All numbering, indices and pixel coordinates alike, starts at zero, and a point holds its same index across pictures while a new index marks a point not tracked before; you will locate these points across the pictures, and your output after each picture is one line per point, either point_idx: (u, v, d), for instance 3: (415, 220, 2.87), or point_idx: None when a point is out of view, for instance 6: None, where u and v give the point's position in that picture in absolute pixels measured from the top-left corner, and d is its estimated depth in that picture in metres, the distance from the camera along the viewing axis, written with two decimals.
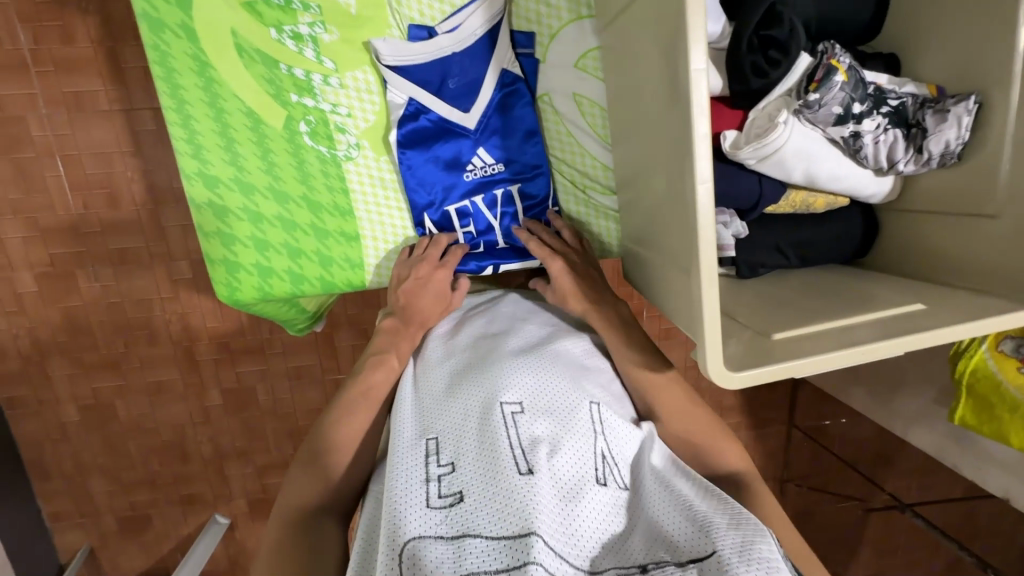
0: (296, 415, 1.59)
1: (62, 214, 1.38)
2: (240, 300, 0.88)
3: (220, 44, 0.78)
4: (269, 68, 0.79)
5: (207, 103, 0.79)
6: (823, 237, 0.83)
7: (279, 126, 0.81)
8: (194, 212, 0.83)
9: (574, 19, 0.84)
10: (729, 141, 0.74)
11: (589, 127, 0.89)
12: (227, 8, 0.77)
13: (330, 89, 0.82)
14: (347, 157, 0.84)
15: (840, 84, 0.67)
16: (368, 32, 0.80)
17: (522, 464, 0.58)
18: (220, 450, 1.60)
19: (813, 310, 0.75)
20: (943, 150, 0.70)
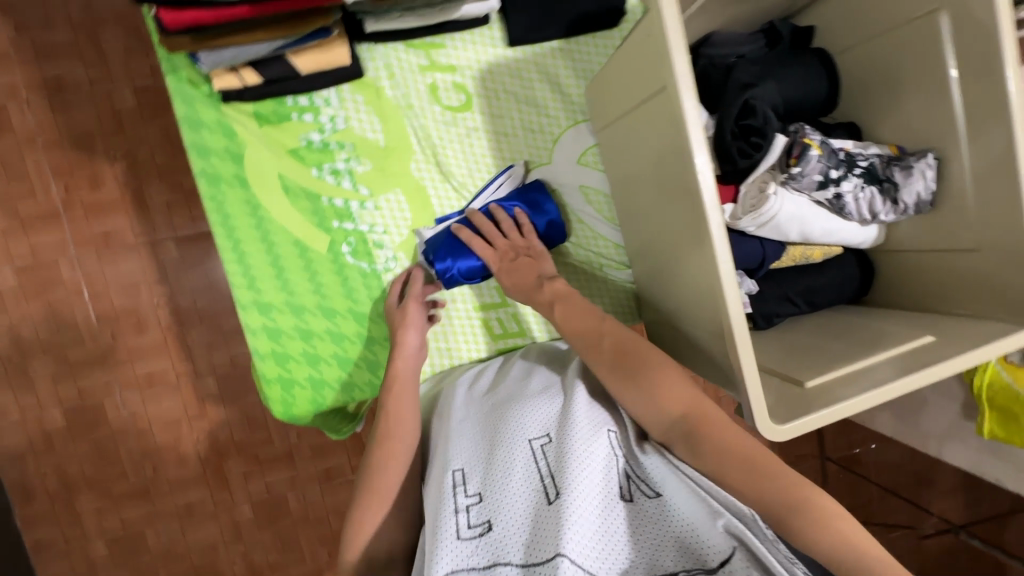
0: (329, 518, 1.57)
1: (92, 347, 1.43)
2: (295, 414, 0.92)
3: (269, 187, 0.87)
4: (312, 201, 0.89)
5: (258, 239, 0.88)
6: (826, 282, 0.91)
7: (324, 250, 0.90)
8: (250, 338, 0.89)
9: (573, 124, 0.97)
10: (728, 213, 0.84)
11: (596, 213, 0.99)
12: (274, 156, 0.87)
13: (366, 212, 0.91)
14: (385, 270, 0.93)
15: (816, 157, 0.78)
16: (397, 160, 0.91)
17: (549, 491, 0.59)
18: (253, 567, 1.56)
19: (833, 353, 0.81)
20: (916, 200, 0.79)
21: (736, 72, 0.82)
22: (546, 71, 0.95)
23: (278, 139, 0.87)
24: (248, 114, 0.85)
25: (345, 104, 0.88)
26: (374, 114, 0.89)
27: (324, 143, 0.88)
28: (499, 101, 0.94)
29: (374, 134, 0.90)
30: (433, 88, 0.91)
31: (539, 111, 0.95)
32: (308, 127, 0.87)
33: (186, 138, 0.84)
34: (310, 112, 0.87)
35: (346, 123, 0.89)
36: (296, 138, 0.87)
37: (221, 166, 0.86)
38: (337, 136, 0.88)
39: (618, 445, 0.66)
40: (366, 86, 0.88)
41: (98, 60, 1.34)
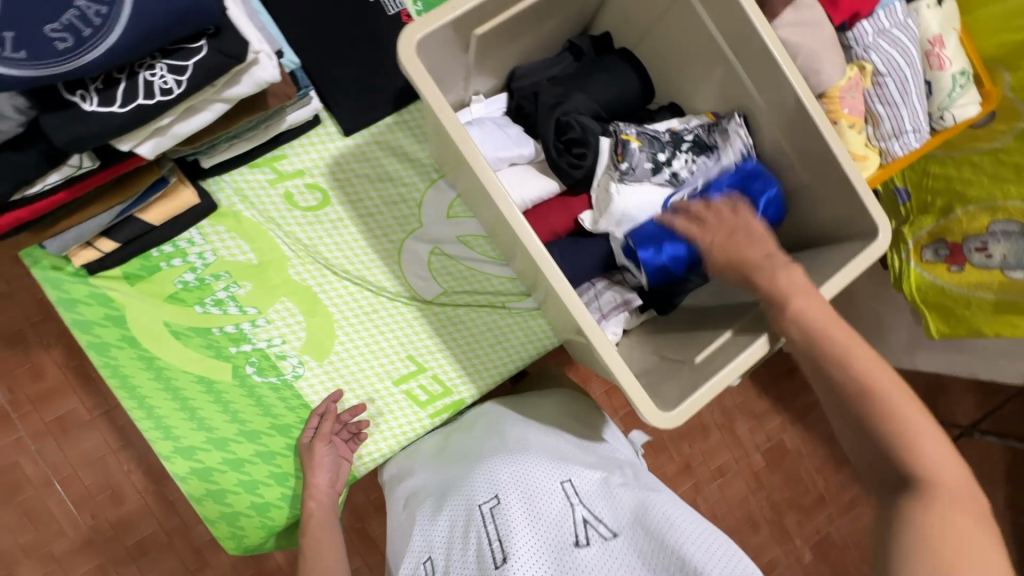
0: None
1: (76, 535, 1.41)
2: (251, 544, 0.92)
3: (159, 338, 0.90)
4: (204, 336, 0.92)
5: (161, 388, 0.89)
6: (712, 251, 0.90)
7: (229, 378, 0.92)
8: (183, 485, 0.90)
9: (431, 183, 1.00)
10: (587, 221, 0.88)
11: (482, 255, 1.01)
12: (155, 308, 0.90)
13: (260, 328, 0.93)
14: (295, 376, 0.94)
15: (638, 149, 0.82)
16: (273, 271, 0.94)
17: (499, 558, 0.70)
18: None
19: (720, 320, 0.83)
20: (741, 156, 0.85)
21: (541, 96, 0.88)
22: (391, 144, 0.98)
23: (157, 291, 0.91)
24: (118, 277, 0.89)
25: (210, 237, 0.92)
26: (238, 237, 0.93)
27: (200, 280, 0.92)
28: (355, 188, 0.98)
29: (244, 255, 0.94)
30: (289, 195, 0.96)
31: (394, 183, 0.99)
32: (180, 270, 0.91)
33: (67, 318, 0.88)
34: (178, 256, 0.91)
35: (214, 253, 0.93)
36: (171, 285, 0.91)
37: (107, 333, 0.89)
38: (210, 269, 0.92)
39: (569, 496, 0.75)
40: (223, 214, 0.93)
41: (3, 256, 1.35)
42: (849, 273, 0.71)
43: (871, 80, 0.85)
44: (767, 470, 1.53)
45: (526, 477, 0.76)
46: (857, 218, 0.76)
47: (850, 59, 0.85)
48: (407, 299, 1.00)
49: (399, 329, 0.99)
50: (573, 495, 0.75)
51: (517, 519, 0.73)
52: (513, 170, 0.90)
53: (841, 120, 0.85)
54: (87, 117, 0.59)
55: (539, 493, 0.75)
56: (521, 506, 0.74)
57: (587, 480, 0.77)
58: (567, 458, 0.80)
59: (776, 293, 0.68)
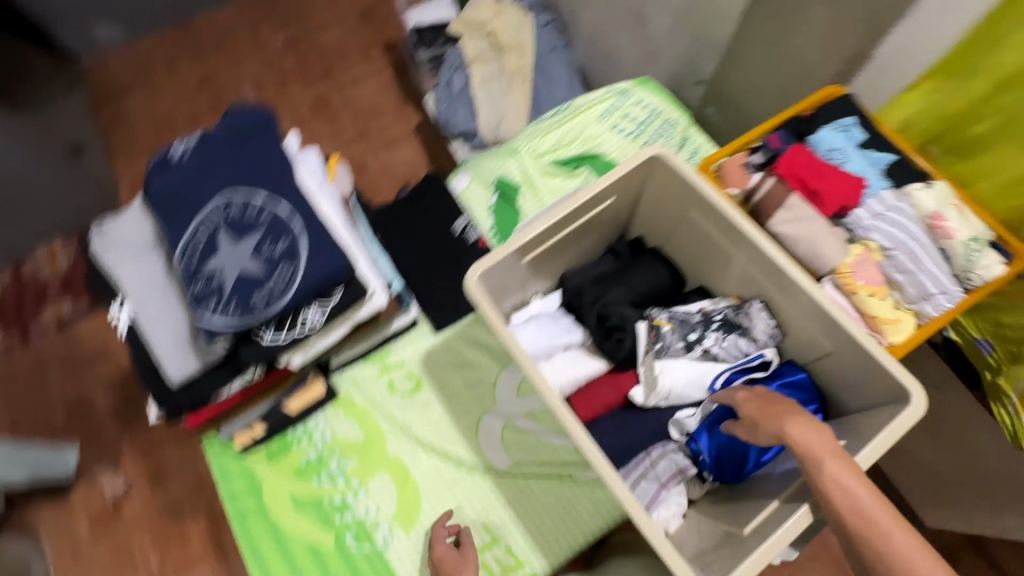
0: None
1: None
2: None
3: (284, 507, 1.11)
4: (317, 506, 1.11)
5: (280, 553, 1.08)
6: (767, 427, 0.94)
7: (332, 545, 1.08)
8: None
9: (503, 366, 1.18)
10: (637, 395, 0.98)
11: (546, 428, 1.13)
12: (285, 480, 1.12)
13: (360, 499, 1.11)
14: (385, 545, 1.08)
15: (669, 331, 0.96)
16: (374, 448, 1.14)
17: None
18: None
19: (771, 491, 0.86)
20: (768, 333, 0.96)
21: (584, 293, 1.07)
22: (471, 338, 1.22)
23: (286, 465, 1.14)
24: (261, 454, 1.14)
25: (330, 420, 1.16)
26: (349, 420, 1.16)
27: (319, 456, 1.14)
28: (441, 375, 1.20)
29: (354, 435, 1.15)
30: (391, 384, 1.20)
31: (473, 367, 1.20)
32: (306, 448, 1.14)
33: (221, 489, 1.12)
34: (305, 436, 1.15)
35: (332, 433, 1.15)
36: (298, 460, 1.14)
37: (247, 503, 1.12)
38: (327, 447, 1.14)
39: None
40: (341, 401, 1.17)
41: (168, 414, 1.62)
42: (885, 440, 0.75)
43: (882, 254, 0.95)
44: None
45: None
46: (884, 383, 0.82)
47: (853, 239, 0.97)
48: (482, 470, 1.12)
49: (475, 500, 1.10)
50: None
51: None
52: (567, 352, 1.07)
53: (857, 290, 0.93)
54: (264, 345, 0.88)
55: None
56: None
57: None
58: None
59: (808, 455, 0.74)
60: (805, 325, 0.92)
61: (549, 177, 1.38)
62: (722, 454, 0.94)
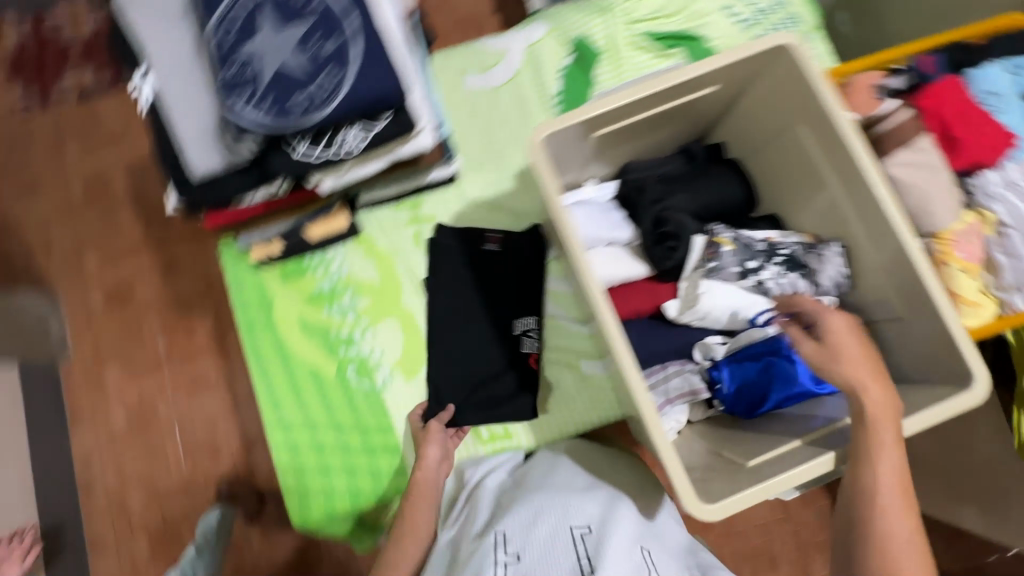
0: None
1: (135, 411, 1.50)
2: (310, 521, 1.12)
3: (292, 329, 1.17)
4: (324, 335, 1.17)
5: (284, 374, 1.16)
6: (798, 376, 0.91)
7: (332, 372, 1.16)
8: (277, 458, 1.13)
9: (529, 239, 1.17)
10: (670, 310, 0.95)
11: (563, 312, 1.15)
12: (298, 304, 1.18)
13: (365, 336, 1.17)
14: (382, 383, 1.15)
15: (729, 252, 0.89)
16: (386, 290, 1.18)
17: (585, 566, 0.79)
18: None
19: (777, 434, 0.85)
20: (835, 282, 0.89)
21: (646, 190, 0.97)
22: (503, 205, 1.20)
23: (303, 292, 1.19)
24: (279, 276, 1.19)
25: (348, 257, 1.20)
26: (368, 260, 1.19)
27: (333, 289, 1.19)
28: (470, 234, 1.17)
29: (369, 275, 1.19)
30: (416, 236, 1.21)
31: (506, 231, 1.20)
32: (321, 279, 1.19)
33: (234, 304, 1.18)
34: (321, 268, 1.19)
35: (348, 270, 1.19)
36: (312, 288, 1.19)
37: (261, 334, 1.18)
38: (342, 282, 1.19)
39: (579, 541, 0.84)
40: (363, 240, 1.20)
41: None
42: (923, 421, 0.73)
43: (995, 229, 0.94)
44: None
45: (555, 510, 0.89)
46: (947, 357, 0.76)
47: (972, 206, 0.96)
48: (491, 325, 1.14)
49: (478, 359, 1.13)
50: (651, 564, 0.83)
51: (609, 545, 0.82)
52: (608, 250, 0.99)
53: (951, 261, 0.92)
54: (296, 158, 0.91)
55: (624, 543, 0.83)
56: (614, 539, 0.82)
57: (662, 557, 0.86)
58: (596, 504, 0.90)
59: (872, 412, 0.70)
60: (882, 294, 0.86)
61: (635, 51, 1.24)
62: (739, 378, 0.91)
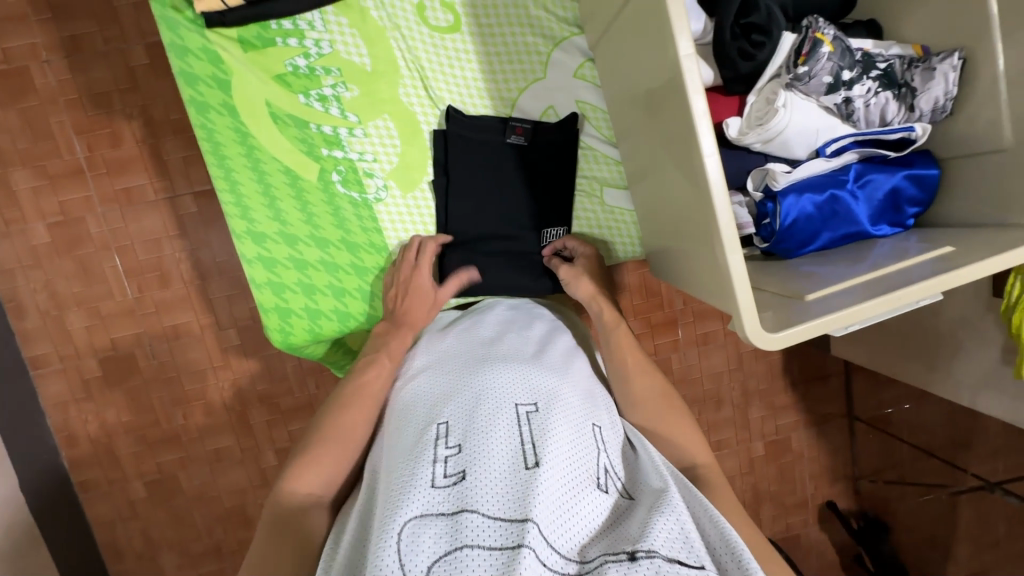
0: None
1: (121, 300, 1.45)
2: (295, 345, 0.90)
3: (259, 118, 0.84)
4: (301, 129, 0.86)
5: (249, 167, 0.85)
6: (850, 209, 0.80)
7: (313, 179, 0.87)
8: (246, 269, 0.87)
9: (566, 38, 0.89)
10: (733, 128, 0.76)
11: (596, 132, 0.92)
12: (262, 85, 0.83)
13: (356, 139, 0.87)
14: (376, 199, 0.89)
15: (827, 55, 0.69)
16: (386, 83, 0.87)
17: (528, 458, 0.63)
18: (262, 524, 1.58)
19: (836, 270, 0.74)
20: (934, 106, 0.71)
21: None
22: None
23: (266, 67, 0.83)
24: (233, 39, 0.82)
25: (331, 27, 0.84)
26: (360, 37, 0.85)
27: (311, 69, 0.84)
28: (489, 21, 0.88)
29: (360, 58, 0.85)
30: (420, 7, 0.86)
31: (532, 30, 0.89)
32: (293, 52, 0.83)
33: (174, 66, 0.81)
34: (295, 36, 0.83)
35: (331, 47, 0.84)
36: (282, 64, 0.84)
37: (209, 94, 0.83)
38: (323, 61, 0.84)
39: (524, 422, 0.68)
40: (350, 7, 0.84)
41: (139, 114, 1.38)
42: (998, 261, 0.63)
43: None
44: (762, 458, 1.66)
45: (500, 387, 0.71)
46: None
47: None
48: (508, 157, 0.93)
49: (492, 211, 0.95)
50: (600, 444, 0.71)
51: (558, 429, 0.67)
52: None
53: None
54: None
55: (575, 428, 0.70)
56: (562, 422, 0.68)
57: (611, 439, 0.74)
58: (542, 375, 0.75)
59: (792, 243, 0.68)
60: (975, 126, 0.70)
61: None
62: (797, 211, 0.75)
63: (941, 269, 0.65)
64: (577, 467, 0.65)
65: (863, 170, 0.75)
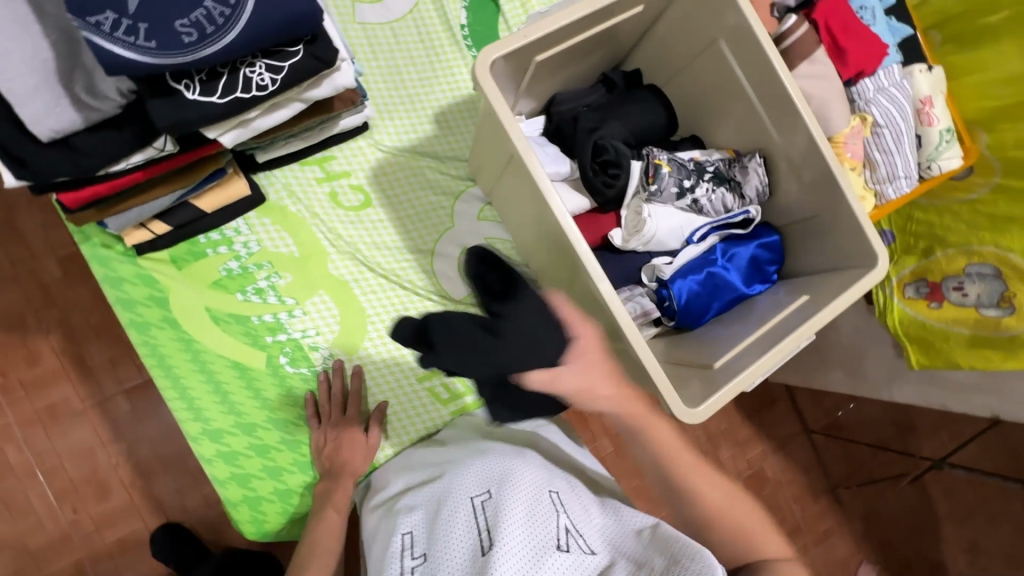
0: None
1: (54, 526, 1.32)
2: (270, 531, 0.89)
3: (200, 322, 0.90)
4: (243, 324, 0.92)
5: (197, 370, 0.88)
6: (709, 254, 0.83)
7: (263, 365, 0.92)
8: (207, 469, 0.88)
9: (464, 191, 1.05)
10: (617, 237, 0.92)
11: (506, 258, 1.06)
12: (200, 293, 0.90)
13: (296, 318, 0.94)
14: (326, 367, 0.95)
15: (667, 173, 0.87)
16: (314, 264, 0.96)
17: (484, 549, 0.67)
18: None
19: (733, 332, 0.88)
20: (756, 191, 0.92)
21: (580, 120, 0.93)
22: (426, 150, 1.04)
23: (199, 276, 0.91)
24: (165, 261, 0.89)
25: (255, 228, 0.94)
26: (284, 231, 0.95)
27: (243, 268, 0.93)
28: (395, 191, 1.02)
29: (287, 248, 0.95)
30: (334, 195, 0.99)
31: (435, 191, 1.04)
32: (225, 258, 0.92)
33: (110, 297, 0.86)
34: (224, 244, 0.92)
35: (259, 244, 0.94)
36: (216, 270, 0.91)
37: (149, 314, 0.88)
38: (253, 259, 0.93)
39: (478, 511, 0.72)
40: (270, 208, 0.95)
41: (57, 327, 1.34)
42: (844, 301, 0.79)
43: (871, 130, 0.93)
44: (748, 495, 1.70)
45: (455, 485, 0.76)
46: (863, 241, 0.81)
47: (855, 110, 0.93)
48: (437, 298, 1.02)
49: None
50: (562, 506, 0.74)
51: (507, 509, 0.69)
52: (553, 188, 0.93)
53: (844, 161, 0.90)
54: (189, 101, 0.62)
55: (529, 499, 0.72)
56: (510, 500, 0.70)
57: (571, 497, 0.76)
58: (495, 459, 0.78)
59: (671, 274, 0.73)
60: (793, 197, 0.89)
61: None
62: (685, 292, 0.90)
63: (813, 310, 0.81)
64: (534, 537, 0.68)
65: (728, 246, 0.92)
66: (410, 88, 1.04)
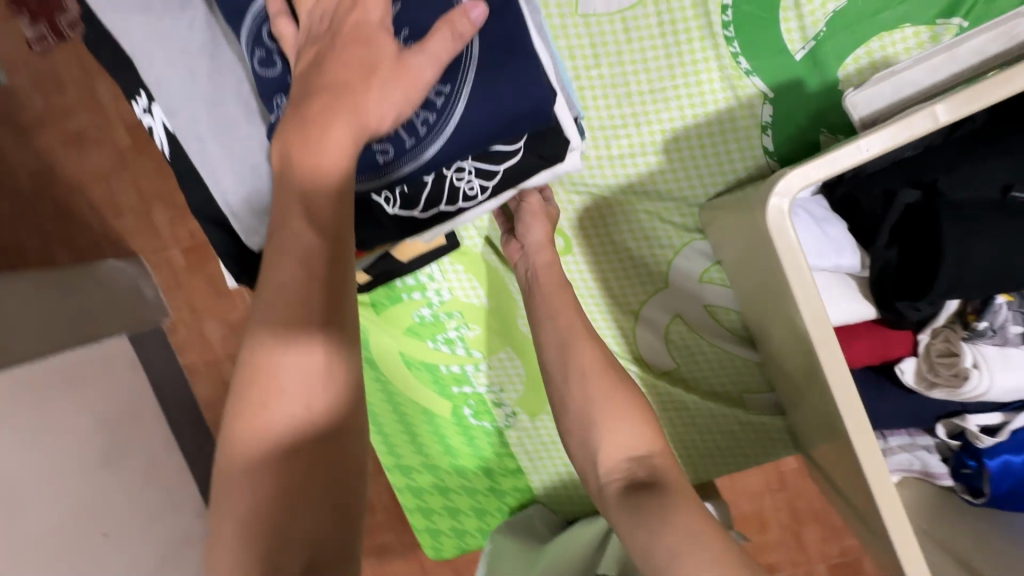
0: None
1: None
2: (445, 557, 0.97)
3: (394, 366, 0.91)
4: (431, 372, 0.90)
5: (391, 409, 0.93)
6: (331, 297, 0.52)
7: (448, 415, 0.91)
8: (397, 494, 0.97)
9: (688, 242, 0.83)
10: (909, 373, 0.65)
11: (728, 333, 0.83)
12: (396, 338, 0.90)
13: (481, 373, 0.90)
14: (507, 425, 0.91)
15: (1006, 307, 0.61)
16: (503, 318, 0.87)
17: None
18: None
19: None
20: None
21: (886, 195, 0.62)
22: (648, 189, 0.83)
23: (395, 321, 0.89)
24: (366, 304, 0.89)
25: (448, 275, 0.87)
26: (474, 280, 0.87)
27: (434, 316, 0.88)
28: (602, 240, 0.86)
29: (478, 299, 0.87)
30: None
31: (650, 242, 0.84)
32: (418, 304, 0.88)
33: None
34: (418, 290, 0.88)
35: (451, 293, 0.88)
36: (410, 316, 0.89)
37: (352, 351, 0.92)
38: (445, 307, 0.88)
39: None
40: (464, 254, 0.86)
41: None
42: None
43: None
44: None
45: None
46: None
47: None
48: (634, 366, 0.89)
49: None
50: None
51: None
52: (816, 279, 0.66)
53: None
54: (393, 213, 0.64)
55: None
56: None
57: None
58: None
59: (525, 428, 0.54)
60: None
61: None
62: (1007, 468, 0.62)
63: None
64: None
65: None
66: (636, 105, 0.80)
